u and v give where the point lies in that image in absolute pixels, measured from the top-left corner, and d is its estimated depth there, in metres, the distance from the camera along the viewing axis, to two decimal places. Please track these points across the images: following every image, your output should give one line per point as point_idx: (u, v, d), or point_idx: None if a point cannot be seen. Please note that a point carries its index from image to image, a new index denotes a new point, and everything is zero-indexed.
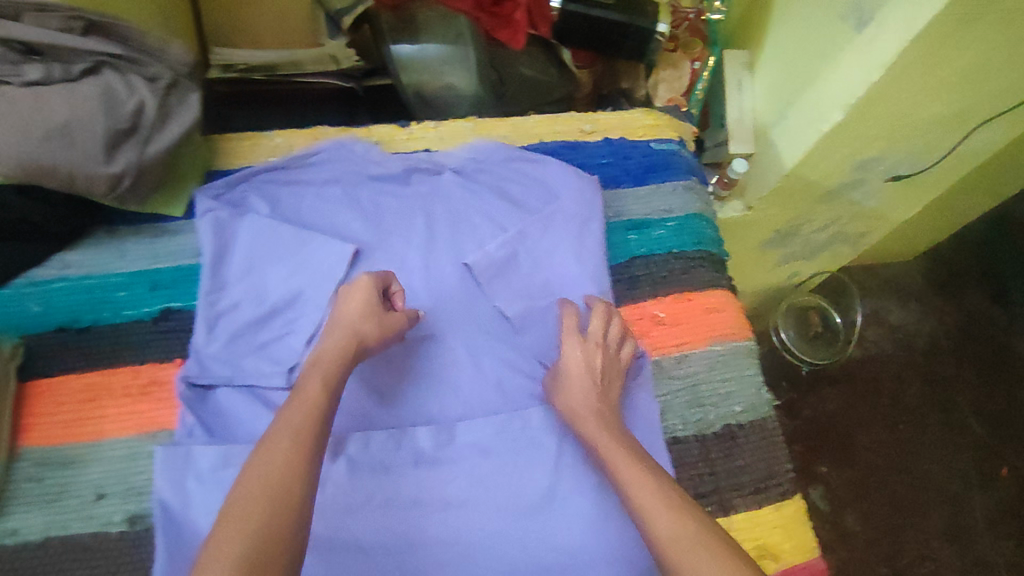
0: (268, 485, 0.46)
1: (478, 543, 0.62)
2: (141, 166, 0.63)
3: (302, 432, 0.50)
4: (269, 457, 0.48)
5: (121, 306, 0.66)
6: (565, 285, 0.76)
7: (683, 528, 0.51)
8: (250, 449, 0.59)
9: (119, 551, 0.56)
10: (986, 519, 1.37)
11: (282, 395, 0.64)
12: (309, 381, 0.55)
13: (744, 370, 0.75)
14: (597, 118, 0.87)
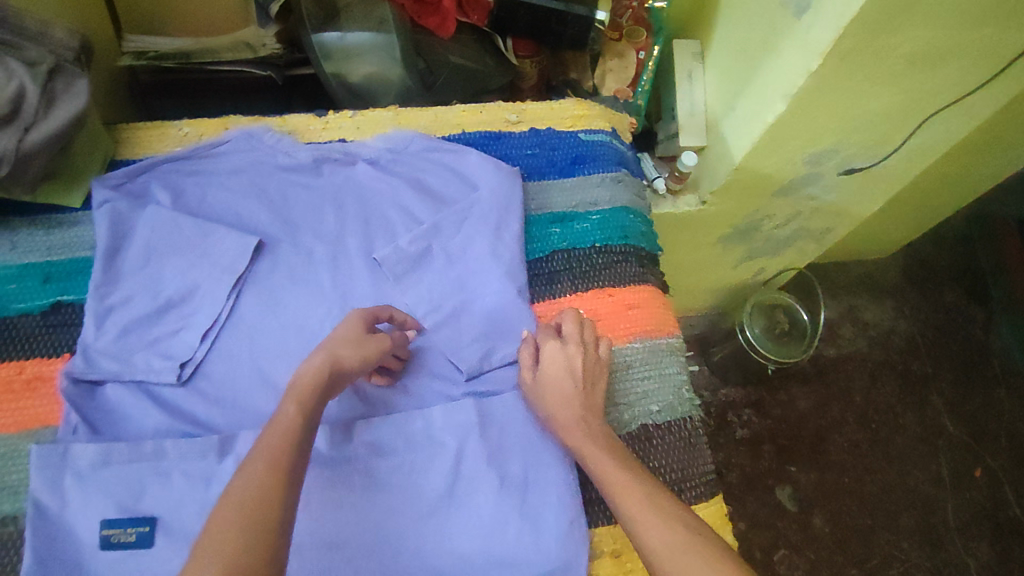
0: (247, 511, 0.45)
1: (410, 540, 0.59)
2: (21, 152, 0.61)
3: (279, 458, 0.48)
4: (246, 482, 0.46)
5: (10, 299, 0.64)
6: (479, 278, 0.71)
7: (680, 539, 0.50)
8: (132, 446, 0.57)
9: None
10: (957, 520, 1.34)
11: (174, 390, 0.62)
12: (287, 405, 0.52)
13: (665, 369, 0.72)
14: (524, 109, 0.85)
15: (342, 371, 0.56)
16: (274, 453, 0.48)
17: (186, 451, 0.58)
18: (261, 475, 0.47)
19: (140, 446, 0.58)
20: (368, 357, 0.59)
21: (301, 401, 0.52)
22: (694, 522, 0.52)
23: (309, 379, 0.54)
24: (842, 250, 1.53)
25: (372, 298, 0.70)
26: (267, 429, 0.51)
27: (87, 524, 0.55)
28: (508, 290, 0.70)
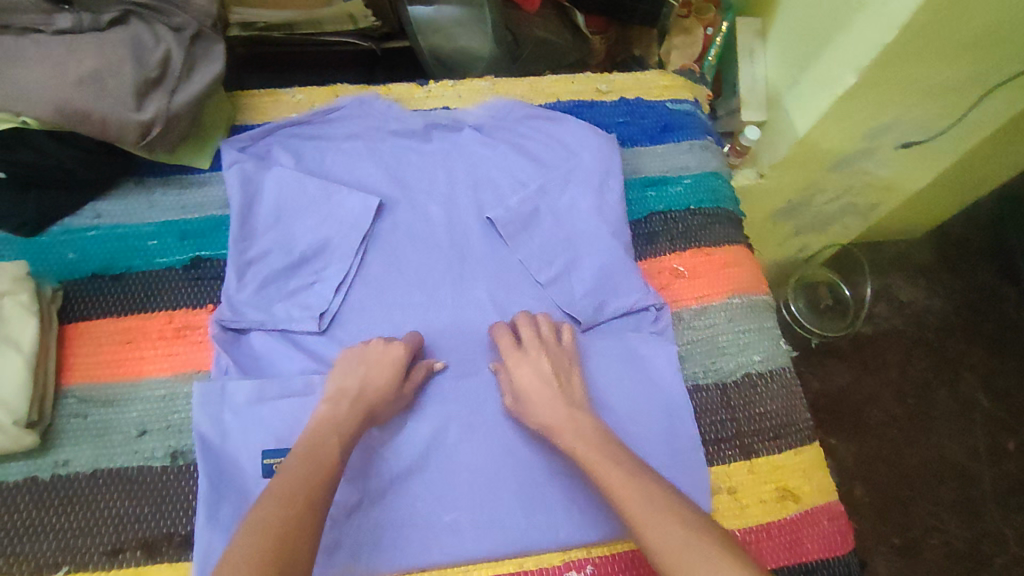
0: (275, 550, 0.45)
1: (481, 482, 0.62)
2: (171, 113, 0.63)
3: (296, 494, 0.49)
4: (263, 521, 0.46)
5: (153, 255, 0.67)
6: (587, 238, 0.74)
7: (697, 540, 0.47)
8: (285, 384, 0.61)
9: (166, 482, 0.58)
10: (994, 493, 1.30)
11: (315, 338, 0.66)
12: (327, 443, 0.54)
13: (763, 322, 0.76)
14: (613, 79, 0.88)
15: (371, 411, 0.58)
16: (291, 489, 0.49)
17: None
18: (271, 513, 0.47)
19: (293, 383, 0.61)
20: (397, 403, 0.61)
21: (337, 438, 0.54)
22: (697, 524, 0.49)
23: (338, 423, 0.56)
24: (882, 229, 1.47)
25: (484, 257, 0.73)
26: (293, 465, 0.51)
27: (249, 458, 0.58)
28: (615, 247, 0.73)
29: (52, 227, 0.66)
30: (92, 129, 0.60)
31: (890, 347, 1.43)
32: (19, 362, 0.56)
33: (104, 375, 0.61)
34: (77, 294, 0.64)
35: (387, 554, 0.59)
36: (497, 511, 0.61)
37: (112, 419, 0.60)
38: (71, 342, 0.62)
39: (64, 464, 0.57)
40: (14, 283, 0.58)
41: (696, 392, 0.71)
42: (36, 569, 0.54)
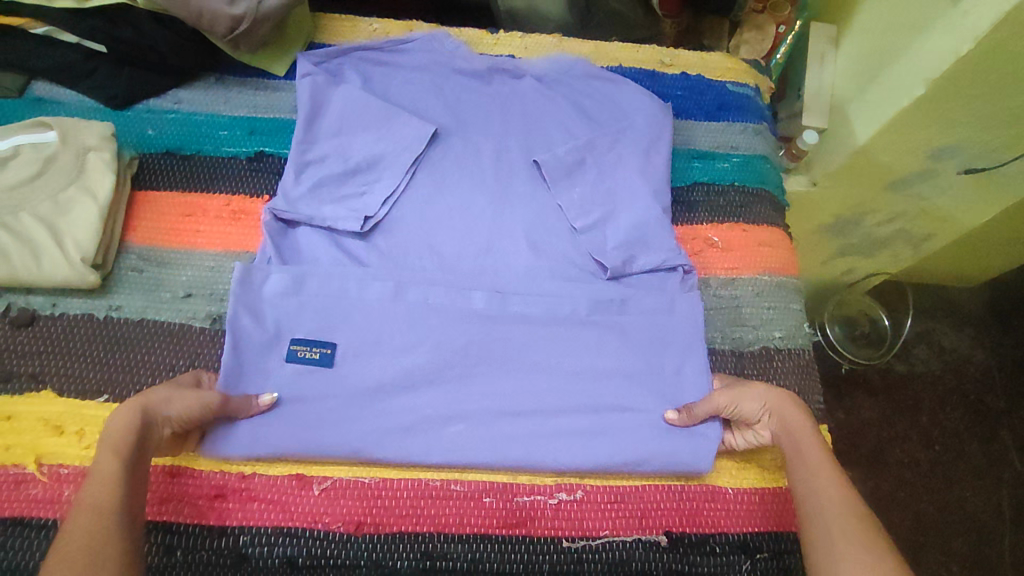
0: (86, 556, 0.42)
1: (490, 411, 0.63)
2: (259, 14, 0.69)
3: (103, 507, 0.45)
4: (73, 534, 0.43)
5: (222, 143, 0.72)
6: (626, 195, 0.76)
7: (858, 523, 0.50)
8: (323, 277, 0.65)
9: (205, 340, 0.62)
10: (1013, 557, 1.24)
11: (355, 241, 0.69)
12: (100, 457, 0.48)
13: (791, 303, 0.76)
14: (677, 53, 0.90)
15: (154, 421, 0.52)
16: (102, 504, 0.46)
17: (365, 294, 0.65)
18: (87, 528, 0.44)
19: (329, 281, 0.65)
20: (180, 405, 0.54)
21: (117, 460, 0.48)
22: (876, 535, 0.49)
23: (114, 438, 0.50)
24: (933, 270, 1.43)
25: (527, 202, 0.74)
26: (86, 483, 0.47)
27: (279, 337, 0.62)
28: (654, 208, 0.75)
29: (139, 104, 0.73)
30: (187, 15, 0.67)
31: (923, 392, 1.38)
32: (93, 209, 0.62)
33: (162, 239, 0.66)
34: (150, 166, 0.70)
35: (389, 446, 0.60)
36: (499, 448, 0.61)
37: (163, 279, 0.64)
38: (137, 207, 0.67)
39: (116, 309, 0.62)
40: (100, 141, 0.64)
41: (711, 356, 0.71)
42: (82, 392, 0.58)
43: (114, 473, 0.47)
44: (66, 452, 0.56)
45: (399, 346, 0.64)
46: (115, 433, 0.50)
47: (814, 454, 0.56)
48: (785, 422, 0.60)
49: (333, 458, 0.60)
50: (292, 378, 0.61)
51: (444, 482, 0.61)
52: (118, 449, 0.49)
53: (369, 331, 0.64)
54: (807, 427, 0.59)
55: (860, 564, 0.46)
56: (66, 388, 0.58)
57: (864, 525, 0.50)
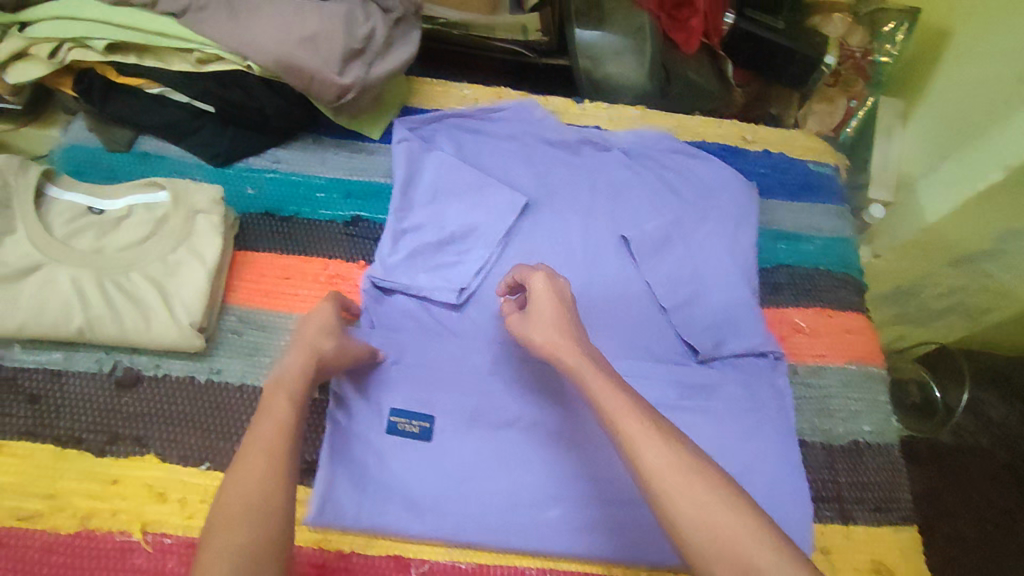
0: (250, 507, 0.44)
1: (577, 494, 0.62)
2: (365, 83, 0.71)
3: (273, 449, 0.47)
4: (245, 476, 0.45)
5: (320, 205, 0.73)
6: (713, 275, 0.76)
7: (680, 462, 0.48)
8: (422, 349, 0.65)
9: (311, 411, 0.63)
10: None
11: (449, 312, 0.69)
12: (275, 399, 0.51)
13: (877, 395, 0.75)
14: (759, 130, 0.90)
15: (326, 368, 0.56)
16: (270, 445, 0.47)
17: (460, 368, 0.66)
18: (260, 471, 0.46)
19: (427, 353, 0.65)
20: (346, 356, 0.58)
21: (286, 401, 0.51)
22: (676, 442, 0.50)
23: (290, 381, 0.52)
24: None
25: (614, 275, 0.75)
26: (257, 423, 0.49)
27: (377, 412, 0.62)
28: (741, 291, 0.75)
29: (239, 162, 0.74)
30: (298, 81, 0.67)
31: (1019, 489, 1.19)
32: (201, 271, 0.62)
33: (263, 302, 0.67)
34: (250, 226, 0.71)
35: (484, 529, 0.59)
36: (587, 533, 0.60)
37: (262, 343, 0.65)
38: (237, 267, 0.68)
39: (217, 373, 0.62)
40: (210, 203, 0.65)
41: (803, 448, 0.70)
42: (184, 457, 0.58)
43: (283, 413, 0.50)
44: (167, 521, 0.55)
45: (494, 426, 0.64)
46: (290, 381, 0.53)
47: (603, 387, 0.54)
48: (569, 363, 0.57)
49: (426, 539, 0.59)
50: (392, 452, 0.61)
51: (539, 570, 0.60)
52: (287, 389, 0.52)
53: (466, 409, 0.64)
54: (592, 368, 0.56)
55: (666, 471, 0.48)
56: (168, 453, 0.58)
57: (687, 463, 0.48)
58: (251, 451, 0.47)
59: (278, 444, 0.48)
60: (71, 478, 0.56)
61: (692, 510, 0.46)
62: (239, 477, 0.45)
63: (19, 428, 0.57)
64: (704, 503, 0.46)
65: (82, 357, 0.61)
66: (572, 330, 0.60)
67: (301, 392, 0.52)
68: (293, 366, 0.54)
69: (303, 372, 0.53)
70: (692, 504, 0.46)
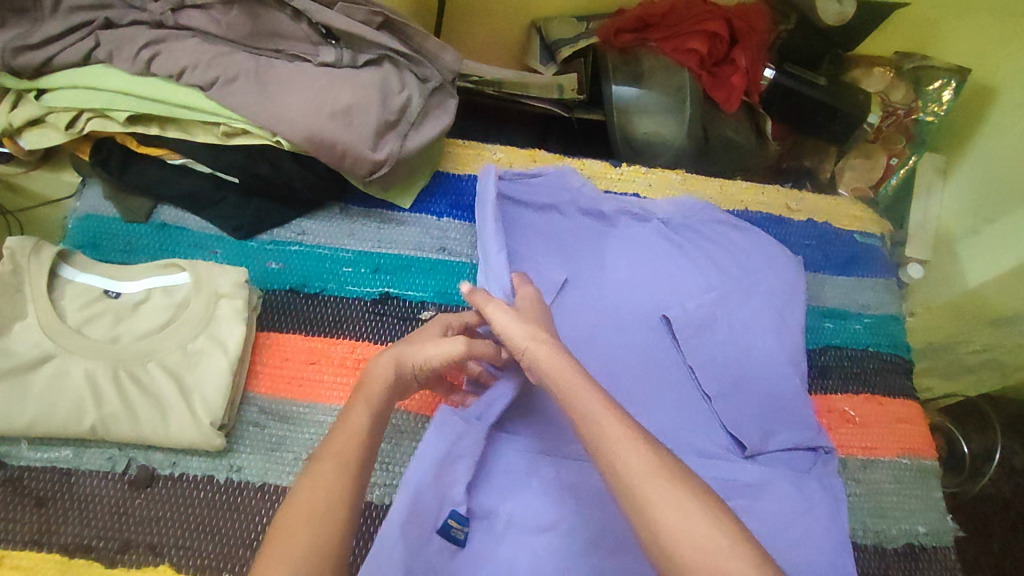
0: (315, 514, 0.43)
1: None
2: (400, 155, 0.67)
3: (348, 459, 0.47)
4: (316, 482, 0.45)
5: (347, 282, 0.69)
6: (759, 357, 0.72)
7: (660, 465, 0.46)
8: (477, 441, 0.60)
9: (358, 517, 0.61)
10: None
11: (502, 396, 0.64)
12: (355, 410, 0.52)
13: (931, 492, 0.70)
14: (804, 196, 0.86)
15: (405, 377, 0.57)
16: (342, 452, 0.47)
17: (506, 464, 0.63)
18: (332, 479, 0.45)
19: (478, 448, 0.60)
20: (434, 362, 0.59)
21: (364, 414, 0.52)
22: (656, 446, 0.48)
23: (374, 396, 0.53)
24: None
25: (654, 355, 0.71)
26: (336, 434, 0.50)
27: (433, 508, 0.56)
28: (789, 377, 0.71)
29: (263, 234, 0.70)
30: (331, 157, 0.64)
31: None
32: (223, 362, 0.58)
33: (287, 391, 0.63)
34: (274, 304, 0.67)
35: None
36: None
37: (285, 437, 0.61)
38: (260, 351, 0.64)
39: (237, 471, 0.58)
40: (234, 288, 0.61)
41: (854, 550, 0.66)
42: (199, 569, 0.54)
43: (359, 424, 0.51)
44: None
45: (530, 531, 0.59)
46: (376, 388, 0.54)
47: (583, 395, 0.52)
48: (556, 385, 0.54)
49: None
50: (435, 560, 0.54)
51: None
52: (369, 401, 0.52)
53: (513, 511, 0.60)
54: (583, 386, 0.53)
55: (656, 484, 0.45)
56: (183, 564, 0.54)
57: (669, 472, 0.46)
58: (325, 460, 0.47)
59: (353, 458, 0.47)
60: None
61: (673, 520, 0.42)
62: (312, 485, 0.45)
63: (25, 535, 0.53)
64: (693, 511, 0.43)
65: (93, 455, 0.57)
66: (550, 342, 0.58)
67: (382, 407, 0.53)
68: (381, 373, 0.55)
69: (386, 384, 0.55)
70: (672, 505, 0.43)
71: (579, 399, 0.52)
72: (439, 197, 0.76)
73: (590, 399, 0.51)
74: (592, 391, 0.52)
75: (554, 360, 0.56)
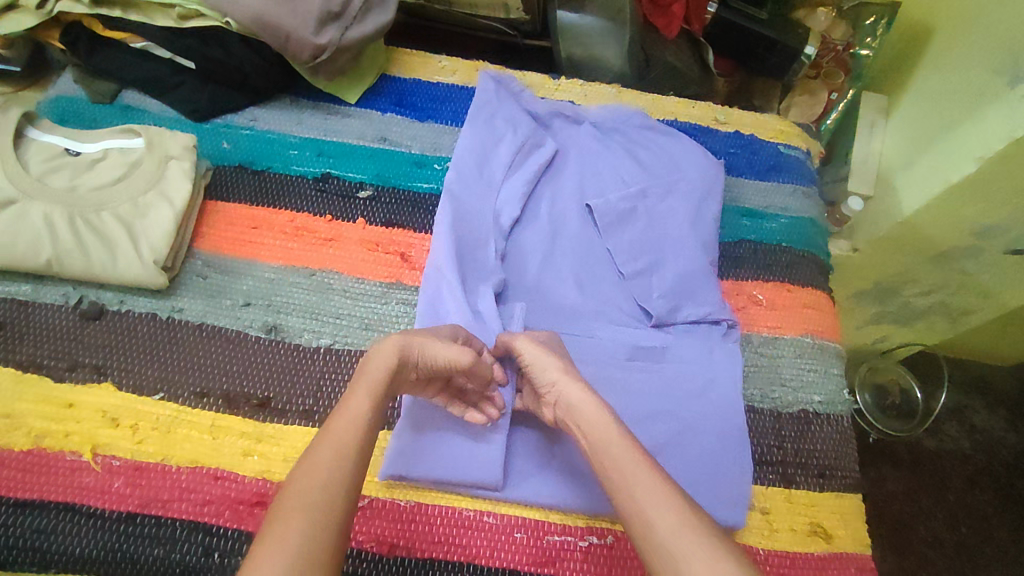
0: (312, 501, 0.43)
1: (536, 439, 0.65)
2: (341, 45, 0.73)
3: (344, 447, 0.47)
4: (311, 471, 0.45)
5: (291, 162, 0.75)
6: (675, 245, 0.77)
7: (685, 517, 0.46)
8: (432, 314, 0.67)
9: (294, 357, 0.64)
10: None
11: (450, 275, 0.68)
12: (358, 398, 0.51)
13: (831, 368, 0.75)
14: (732, 112, 0.92)
15: (410, 362, 0.55)
16: (341, 441, 0.48)
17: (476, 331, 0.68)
18: (330, 470, 0.46)
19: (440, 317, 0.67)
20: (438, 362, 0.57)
21: (367, 401, 0.51)
22: (683, 503, 0.47)
23: (374, 378, 0.53)
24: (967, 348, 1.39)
25: (577, 239, 0.77)
26: (335, 416, 0.50)
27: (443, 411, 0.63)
28: (701, 260, 0.76)
29: (216, 118, 0.76)
30: (275, 40, 0.70)
31: None
32: (168, 214, 0.65)
33: (229, 248, 0.69)
34: (222, 178, 0.73)
35: (473, 471, 0.61)
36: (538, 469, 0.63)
37: (225, 286, 0.67)
38: (207, 216, 0.70)
39: (179, 311, 0.65)
40: (182, 151, 0.67)
41: (750, 412, 0.71)
42: (139, 388, 0.60)
43: (361, 413, 0.50)
44: (118, 445, 0.57)
45: None
46: (376, 372, 0.53)
47: (626, 450, 0.51)
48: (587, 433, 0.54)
49: (409, 485, 0.61)
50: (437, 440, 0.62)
51: (477, 512, 0.61)
52: (370, 390, 0.52)
53: None
54: (620, 441, 0.52)
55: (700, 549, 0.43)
56: (124, 383, 0.60)
57: (696, 522, 0.46)
58: (322, 449, 0.47)
59: (350, 447, 0.48)
60: (27, 400, 0.58)
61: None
62: (310, 468, 0.46)
63: None
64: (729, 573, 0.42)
65: (49, 290, 0.63)
66: (597, 402, 0.56)
67: (382, 400, 0.52)
68: (379, 359, 0.54)
69: (388, 371, 0.53)
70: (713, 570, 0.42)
71: (621, 463, 0.50)
72: (383, 95, 0.83)
73: (623, 447, 0.51)
74: (639, 454, 0.51)
75: (593, 406, 0.55)
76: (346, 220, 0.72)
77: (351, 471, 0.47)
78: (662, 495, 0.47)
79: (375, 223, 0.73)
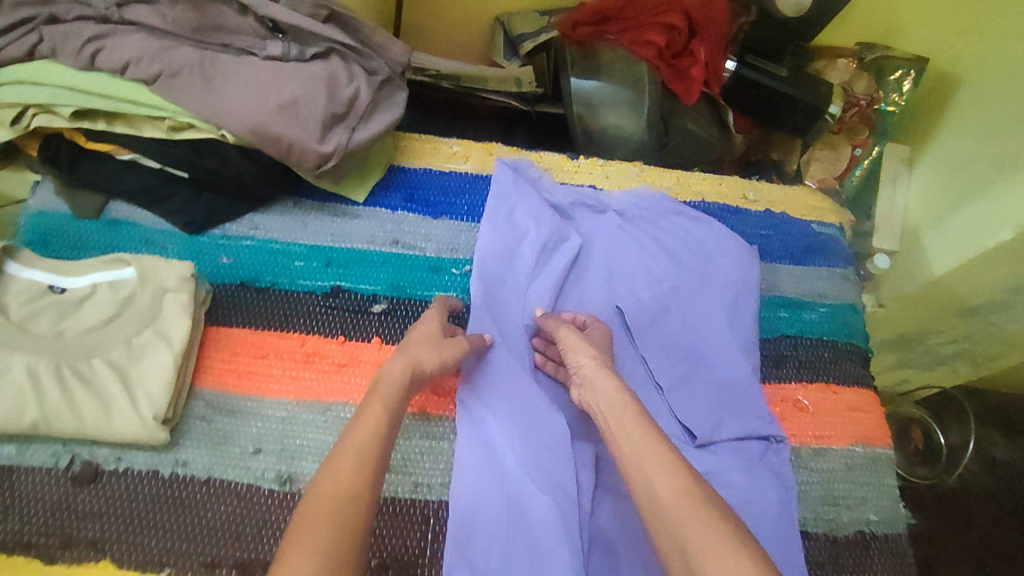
0: (338, 505, 0.45)
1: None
2: (348, 149, 0.67)
3: (366, 453, 0.49)
4: (335, 473, 0.47)
5: (298, 276, 0.69)
6: (713, 348, 0.72)
7: (690, 493, 0.47)
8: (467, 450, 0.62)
9: None
10: None
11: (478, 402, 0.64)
12: (371, 408, 0.52)
13: (885, 480, 0.70)
14: (760, 188, 0.87)
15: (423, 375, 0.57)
16: (363, 450, 0.49)
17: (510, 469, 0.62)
18: (351, 473, 0.47)
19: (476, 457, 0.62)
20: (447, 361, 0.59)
21: (383, 414, 0.52)
22: (694, 481, 0.48)
23: (387, 394, 0.54)
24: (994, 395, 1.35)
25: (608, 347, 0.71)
26: (353, 430, 0.51)
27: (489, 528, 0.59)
28: (742, 366, 0.71)
29: (214, 230, 0.70)
30: (276, 151, 0.64)
31: None
32: (167, 357, 0.59)
33: (235, 385, 0.63)
34: (223, 299, 0.67)
35: None
36: None
37: (232, 431, 0.61)
38: (210, 346, 0.64)
39: (183, 465, 0.58)
40: (179, 282, 0.61)
41: (806, 539, 0.66)
42: (142, 565, 0.54)
43: (377, 422, 0.51)
44: None
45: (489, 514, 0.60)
46: (387, 388, 0.55)
47: (637, 426, 0.53)
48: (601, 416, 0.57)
49: None
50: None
51: None
52: (382, 400, 0.53)
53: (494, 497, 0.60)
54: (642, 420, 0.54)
55: (705, 531, 0.44)
56: (127, 559, 0.54)
57: (706, 499, 0.47)
58: (343, 452, 0.49)
59: (372, 456, 0.49)
60: None
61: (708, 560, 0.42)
62: (334, 473, 0.47)
63: None
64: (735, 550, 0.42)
65: (37, 450, 0.57)
66: (609, 371, 0.60)
67: (396, 410, 0.53)
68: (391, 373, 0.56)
69: (399, 385, 0.55)
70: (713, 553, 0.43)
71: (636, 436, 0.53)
72: (393, 190, 0.77)
73: (635, 423, 0.54)
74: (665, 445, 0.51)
75: (610, 384, 0.58)
76: (361, 340, 0.67)
77: (370, 469, 0.48)
78: (671, 466, 0.49)
79: (393, 342, 0.67)
